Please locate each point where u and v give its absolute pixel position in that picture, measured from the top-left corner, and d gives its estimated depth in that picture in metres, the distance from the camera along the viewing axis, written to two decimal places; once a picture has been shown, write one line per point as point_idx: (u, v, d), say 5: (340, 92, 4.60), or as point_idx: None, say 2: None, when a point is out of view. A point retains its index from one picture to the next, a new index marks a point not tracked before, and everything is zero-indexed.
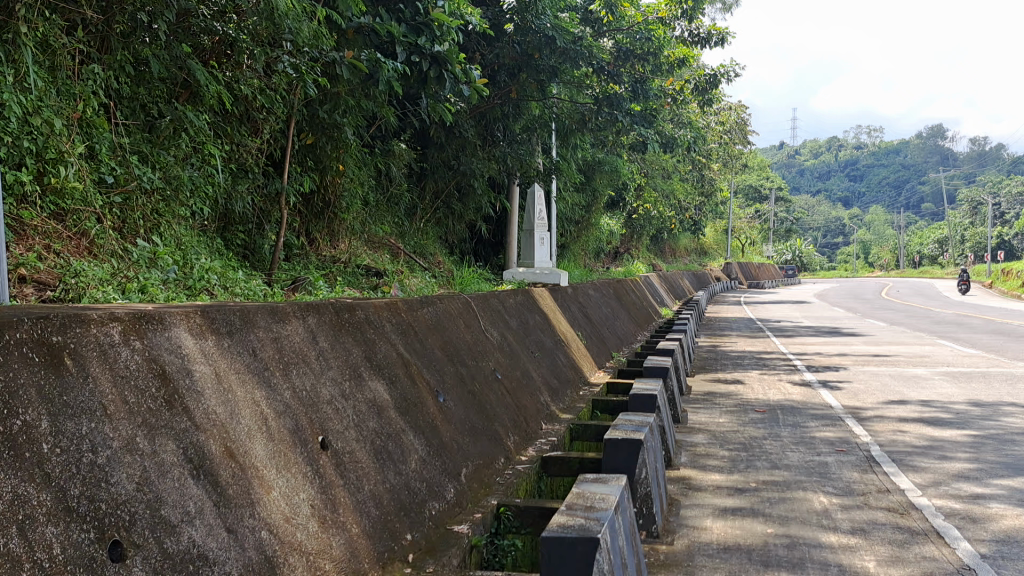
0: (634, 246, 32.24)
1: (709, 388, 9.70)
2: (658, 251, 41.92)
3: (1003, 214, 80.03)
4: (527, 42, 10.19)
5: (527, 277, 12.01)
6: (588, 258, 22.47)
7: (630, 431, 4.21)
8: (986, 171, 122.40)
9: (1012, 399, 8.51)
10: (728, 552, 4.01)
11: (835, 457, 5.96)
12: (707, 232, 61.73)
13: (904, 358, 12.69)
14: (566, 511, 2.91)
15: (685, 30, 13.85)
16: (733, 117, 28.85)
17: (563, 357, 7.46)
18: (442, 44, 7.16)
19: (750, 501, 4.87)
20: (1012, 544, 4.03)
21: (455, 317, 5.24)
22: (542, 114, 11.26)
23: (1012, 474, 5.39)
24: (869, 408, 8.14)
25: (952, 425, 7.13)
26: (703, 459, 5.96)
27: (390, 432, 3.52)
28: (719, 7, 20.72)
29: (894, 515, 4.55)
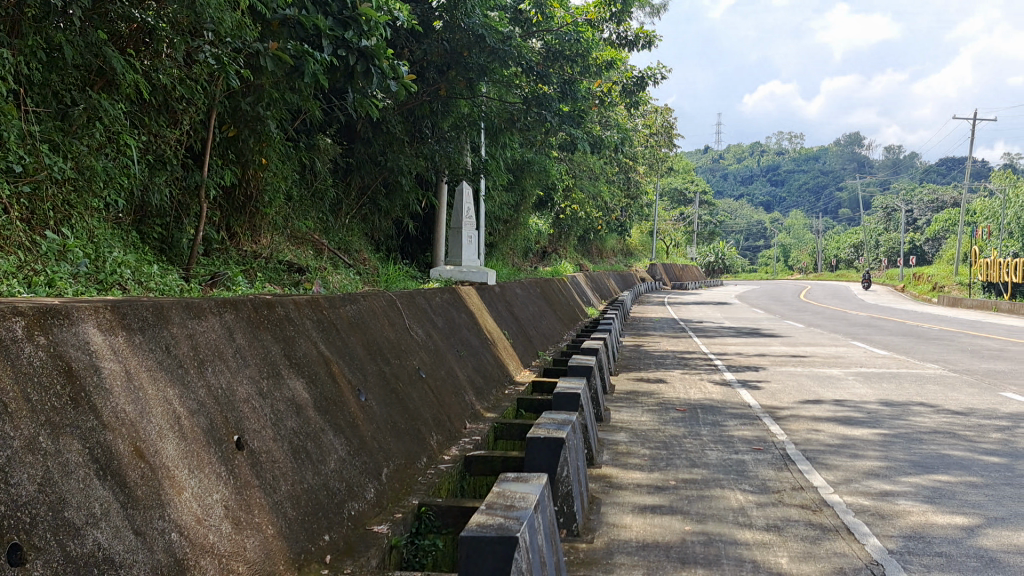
0: (561, 246, 32.44)
1: (632, 387, 9.80)
2: (585, 252, 42.26)
3: (915, 221, 82.96)
4: (456, 39, 10.15)
5: (454, 275, 11.96)
6: (516, 257, 22.53)
7: (553, 429, 4.23)
8: (901, 179, 126.72)
9: (920, 399, 8.82)
10: (647, 549, 4.06)
11: (751, 456, 6.08)
12: (633, 234, 62.55)
13: (819, 359, 13.06)
14: (486, 511, 2.90)
15: (614, 33, 14.00)
16: (659, 120, 29.26)
17: (489, 356, 7.44)
18: (370, 40, 7.00)
19: (668, 499, 4.93)
20: (917, 539, 4.17)
21: (378, 314, 5.17)
22: (471, 112, 11.17)
23: (919, 472, 5.58)
24: (785, 407, 8.34)
25: (864, 424, 7.35)
26: (624, 457, 6.02)
27: (309, 431, 3.46)
28: (648, 11, 20.97)
29: (806, 512, 4.66)
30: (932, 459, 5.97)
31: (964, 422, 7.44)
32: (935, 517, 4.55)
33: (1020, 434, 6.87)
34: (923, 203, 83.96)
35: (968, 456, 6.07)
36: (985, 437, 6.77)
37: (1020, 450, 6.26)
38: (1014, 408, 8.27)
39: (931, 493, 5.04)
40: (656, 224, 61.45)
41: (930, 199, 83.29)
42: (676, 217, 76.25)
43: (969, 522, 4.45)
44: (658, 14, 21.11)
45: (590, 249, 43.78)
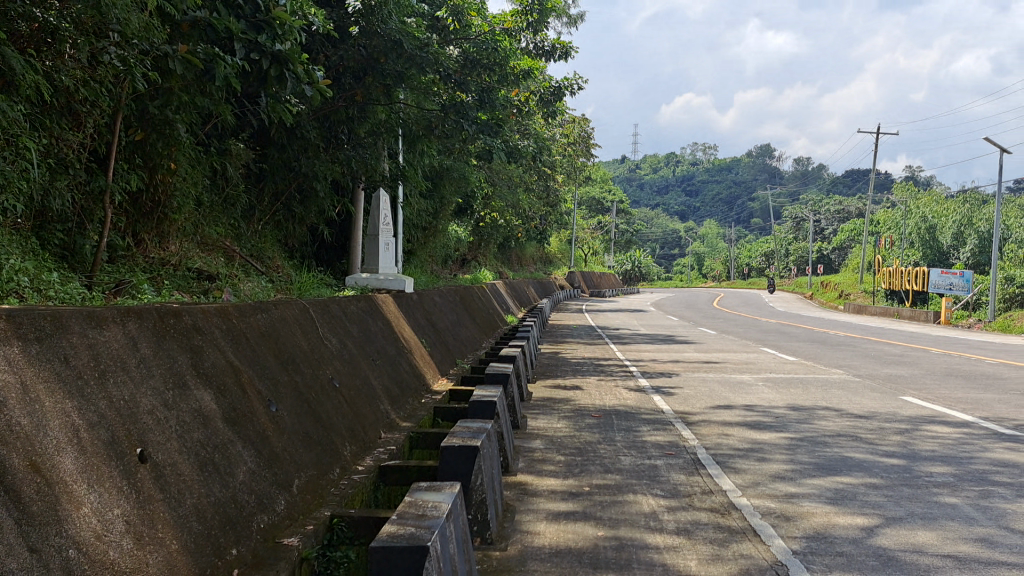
0: (481, 254, 32.52)
1: (548, 394, 9.88)
2: (504, 259, 42.46)
3: (823, 231, 85.76)
4: (372, 46, 10.02)
5: (370, 283, 11.82)
6: (435, 264, 22.50)
7: (467, 438, 4.24)
8: (809, 191, 130.90)
9: (825, 404, 9.11)
10: (559, 555, 4.09)
11: (664, 461, 6.20)
12: (551, 243, 63.07)
13: (731, 365, 13.38)
14: (397, 520, 2.89)
15: (530, 43, 14.14)
16: (576, 131, 29.59)
17: (406, 365, 7.41)
18: (284, 44, 6.90)
19: (582, 505, 4.99)
20: (819, 540, 4.31)
21: (291, 322, 5.09)
22: (389, 119, 10.91)
23: (823, 474, 5.76)
24: (697, 413, 8.52)
25: (772, 428, 7.56)
26: (540, 464, 6.05)
27: (217, 443, 3.39)
28: (565, 21, 21.22)
29: (715, 515, 4.77)
30: (835, 461, 6.18)
31: (866, 425, 7.72)
32: (837, 518, 4.71)
33: (918, 437, 7.17)
34: (830, 214, 86.86)
35: (869, 458, 6.30)
36: (885, 439, 7.03)
37: (918, 452, 6.53)
38: (913, 411, 8.62)
39: (834, 494, 5.22)
40: (574, 232, 62.13)
41: (836, 209, 86.27)
42: (594, 225, 77.29)
43: (869, 523, 4.62)
44: (574, 24, 21.35)
45: (510, 257, 43.99)
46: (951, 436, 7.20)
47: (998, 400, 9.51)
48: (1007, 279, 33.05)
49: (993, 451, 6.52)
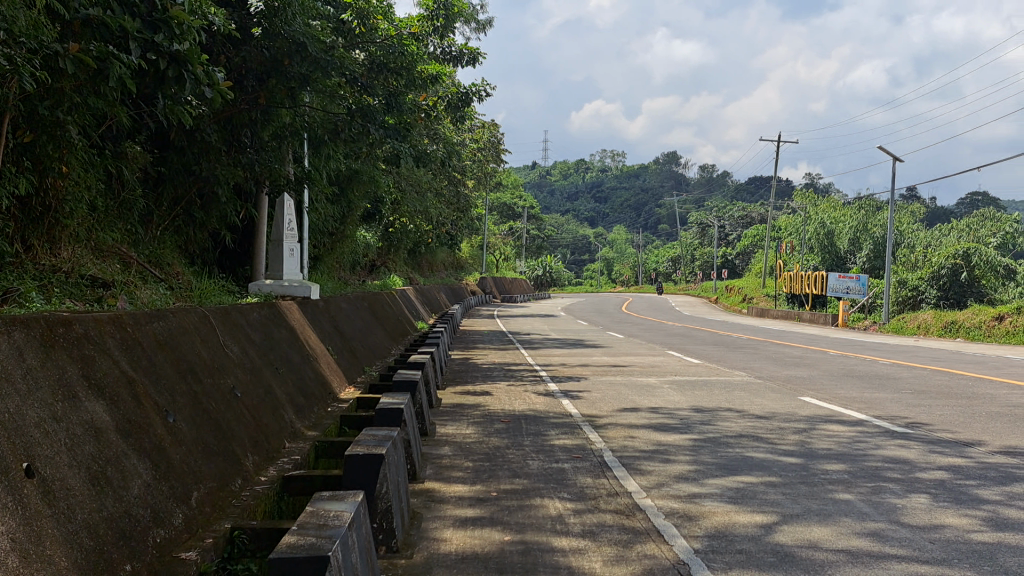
0: (390, 260, 32.29)
1: (457, 400, 9.86)
2: (414, 265, 42.19)
3: (727, 237, 88.02)
4: (276, 48, 9.86)
5: (274, 289, 11.57)
6: (342, 269, 22.20)
7: (371, 446, 4.20)
8: (714, 197, 134.18)
9: (727, 405, 9.35)
10: (465, 562, 4.08)
11: (571, 464, 6.25)
12: (463, 248, 63.00)
13: (637, 368, 13.60)
14: (297, 531, 2.85)
15: (437, 48, 14.17)
16: (486, 136, 29.66)
17: (311, 373, 7.29)
18: (182, 44, 6.73)
19: (489, 510, 4.99)
20: (720, 538, 4.41)
21: (190, 330, 4.94)
22: (293, 122, 10.72)
23: (724, 474, 5.90)
24: (604, 415, 8.64)
25: (676, 430, 7.72)
26: (448, 471, 6.03)
27: (110, 457, 3.26)
28: (474, 26, 21.27)
29: (620, 517, 4.83)
30: (736, 461, 6.34)
31: (766, 425, 7.96)
32: (737, 517, 4.82)
33: (815, 435, 7.41)
34: (734, 220, 89.22)
35: (769, 457, 6.47)
36: (783, 438, 7.25)
37: (814, 451, 6.75)
38: (810, 411, 8.91)
39: (734, 493, 5.34)
40: (485, 237, 62.22)
41: (739, 216, 88.67)
42: (504, 231, 77.67)
43: (767, 520, 4.75)
44: (482, 30, 21.38)
45: (420, 263, 43.79)
46: (846, 434, 7.46)
47: (889, 399, 9.91)
48: (899, 282, 34.50)
49: (884, 448, 6.79)
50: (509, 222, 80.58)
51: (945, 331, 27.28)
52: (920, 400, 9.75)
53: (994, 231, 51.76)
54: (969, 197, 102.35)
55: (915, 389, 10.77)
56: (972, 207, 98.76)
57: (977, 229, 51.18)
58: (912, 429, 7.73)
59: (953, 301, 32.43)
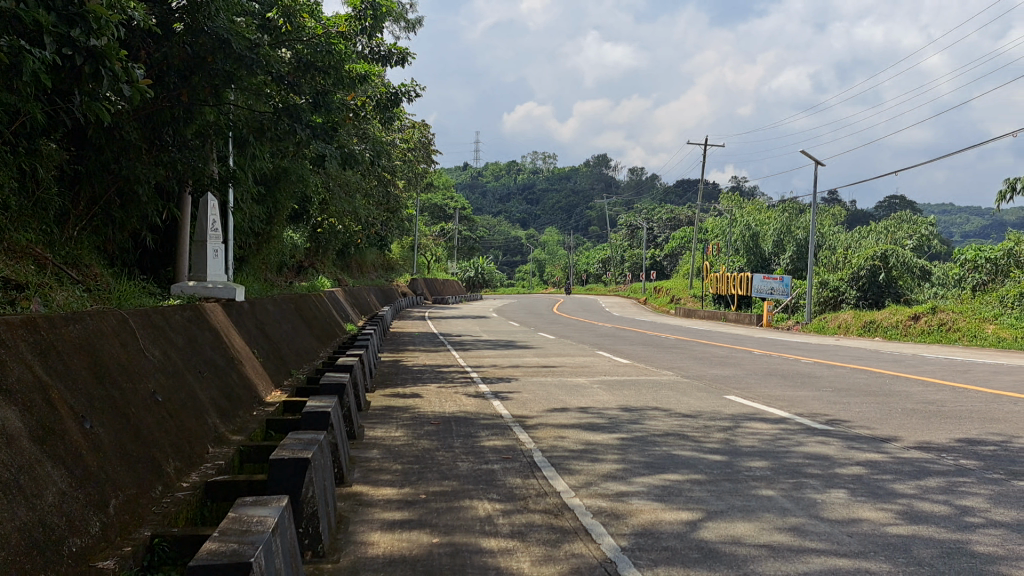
0: (319, 260, 31.92)
1: (387, 402, 9.79)
2: (343, 266, 41.75)
3: (655, 239, 89.24)
4: (199, 44, 9.66)
5: (198, 291, 11.31)
6: (269, 270, 21.85)
7: (297, 449, 4.16)
8: (644, 200, 135.93)
9: (655, 404, 9.49)
10: (393, 565, 4.05)
11: (500, 465, 6.26)
12: (393, 249, 62.60)
13: (567, 369, 13.70)
14: (219, 537, 2.81)
15: (366, 47, 14.05)
16: (417, 136, 29.53)
17: (235, 377, 7.16)
18: (100, 40, 6.53)
19: (417, 512, 4.97)
20: (647, 536, 4.47)
21: (109, 333, 4.80)
22: (216, 120, 10.53)
23: (651, 472, 5.99)
24: (534, 416, 8.68)
25: (605, 429, 7.80)
26: (376, 474, 5.98)
27: (22, 464, 3.15)
28: (403, 26, 21.15)
29: (549, 516, 4.85)
30: (663, 459, 6.43)
31: (692, 424, 8.09)
32: (663, 515, 4.89)
33: (739, 433, 7.56)
34: (662, 222, 90.49)
35: (694, 455, 6.58)
36: (708, 437, 7.38)
37: (738, 448, 6.88)
38: (735, 409, 9.09)
39: (661, 491, 5.42)
40: (415, 238, 61.96)
41: (668, 218, 90.01)
42: (434, 232, 77.49)
43: (693, 517, 4.83)
44: (412, 29, 21.29)
45: (349, 264, 43.43)
46: (769, 432, 7.64)
47: (811, 397, 10.17)
48: (821, 283, 35.43)
49: (805, 445, 6.97)
50: (440, 223, 80.34)
51: (865, 331, 28.07)
52: (839, 398, 10.03)
53: (910, 234, 53.46)
54: (887, 201, 105.69)
55: (835, 388, 11.06)
56: (890, 210, 102.10)
57: (894, 231, 52.82)
58: (832, 426, 7.94)
59: (872, 302, 33.42)
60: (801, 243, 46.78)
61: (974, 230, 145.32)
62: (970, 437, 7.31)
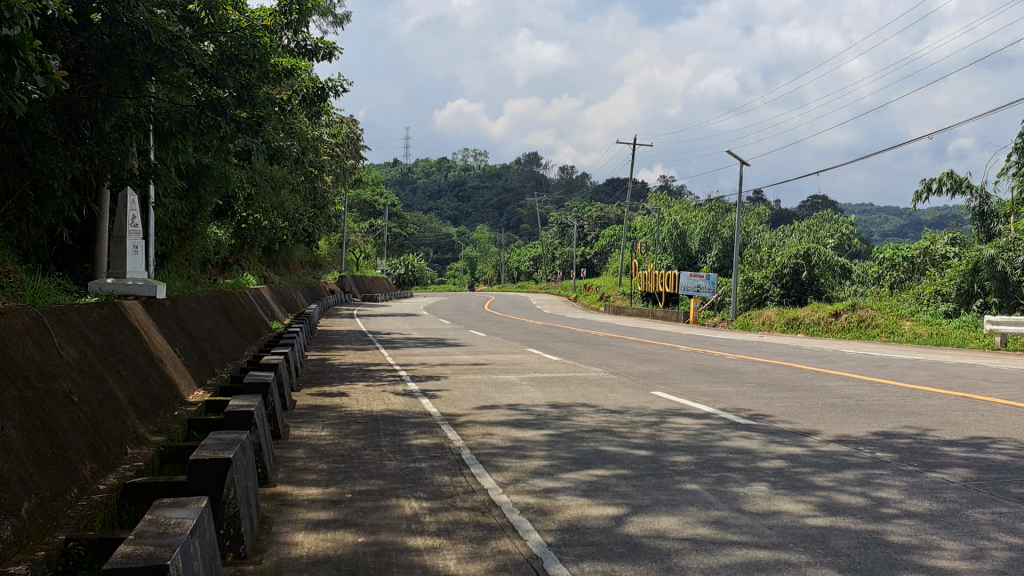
0: (244, 257, 31.34)
1: (313, 401, 9.67)
2: (269, 264, 41.05)
3: (586, 237, 89.89)
4: (118, 35, 9.39)
5: (117, 289, 10.98)
6: (192, 267, 21.37)
7: (218, 449, 4.08)
8: (574, 198, 136.88)
9: (583, 401, 9.56)
10: (317, 565, 4.00)
11: (428, 463, 6.24)
12: (321, 246, 61.76)
13: (497, 366, 13.73)
14: (133, 540, 2.74)
15: (292, 41, 13.86)
16: (345, 131, 29.25)
17: (156, 376, 7.00)
18: (13, 28, 6.32)
19: (343, 512, 4.92)
20: (573, 531, 4.50)
21: (21, 331, 4.63)
22: (136, 112, 10.26)
23: (578, 468, 6.04)
24: (463, 413, 8.68)
25: (533, 426, 7.84)
26: (301, 474, 5.91)
27: None
28: (331, 20, 20.92)
29: (475, 514, 4.86)
30: (590, 455, 6.49)
31: (619, 419, 8.19)
32: (590, 510, 4.94)
33: (665, 428, 7.68)
34: (592, 220, 91.26)
35: (621, 451, 6.66)
36: (635, 432, 7.48)
37: (663, 443, 6.98)
38: (661, 405, 9.23)
39: (587, 487, 5.47)
40: (344, 236, 61.25)
41: (598, 216, 90.79)
42: (364, 230, 76.79)
43: (618, 512, 4.88)
44: (339, 25, 21.08)
45: (276, 261, 42.77)
46: (694, 427, 7.78)
47: (735, 392, 10.38)
48: (746, 281, 36.18)
49: (729, 439, 7.11)
50: (370, 219, 79.65)
51: (787, 327, 28.76)
52: (762, 393, 10.26)
53: (830, 234, 54.97)
54: (809, 200, 108.42)
55: (758, 383, 11.30)
56: (812, 210, 104.75)
57: (816, 231, 54.25)
58: (755, 421, 8.12)
59: (795, 299, 34.28)
60: (727, 242, 47.64)
61: (891, 229, 150.21)
62: (886, 430, 7.55)
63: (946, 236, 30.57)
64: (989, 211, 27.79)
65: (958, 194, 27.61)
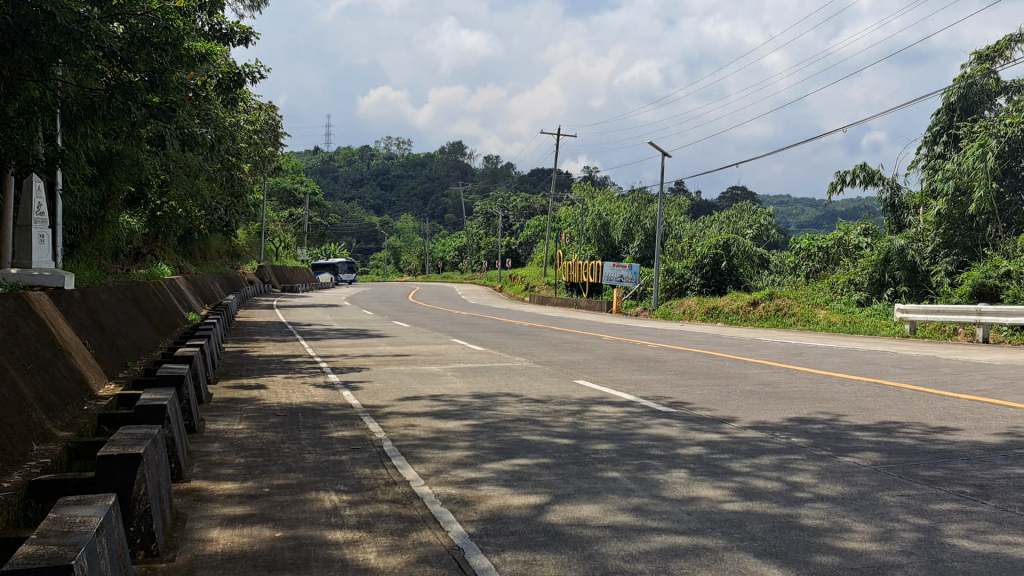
0: (157, 246, 30.45)
1: (230, 394, 9.46)
2: (185, 253, 40.01)
3: (510, 226, 89.98)
4: (21, 15, 8.96)
5: (21, 279, 10.56)
6: (103, 256, 20.67)
7: (128, 445, 3.97)
8: (499, 188, 136.90)
9: (506, 390, 9.58)
10: (232, 562, 3.91)
11: (348, 456, 6.16)
12: (239, 234, 60.34)
13: (420, 357, 13.66)
14: (35, 540, 2.62)
15: (205, 24, 13.50)
16: (263, 117, 28.68)
17: (64, 371, 6.75)
18: None
19: (260, 506, 4.83)
20: (495, 521, 4.50)
21: None
22: (41, 95, 9.85)
23: (500, 458, 6.04)
24: (384, 405, 8.60)
25: (456, 416, 7.81)
26: (216, 468, 5.77)
27: None
28: (248, 4, 20.46)
29: (396, 506, 4.82)
30: (512, 444, 6.49)
31: (543, 409, 8.22)
32: (511, 499, 4.94)
33: (587, 417, 7.74)
34: (517, 210, 91.45)
35: (543, 440, 6.69)
36: (557, 421, 7.52)
37: (585, 431, 7.03)
38: (583, 393, 9.31)
39: (510, 476, 5.47)
40: (262, 224, 59.94)
41: (523, 207, 90.98)
42: (284, 218, 75.45)
43: (540, 501, 4.90)
44: (256, 8, 20.59)
45: (192, 250, 41.69)
46: (615, 415, 7.87)
47: (656, 380, 10.54)
48: (666, 271, 36.80)
49: (650, 427, 7.20)
50: (290, 208, 78.29)
51: (707, 316, 29.31)
52: (682, 381, 10.43)
53: (748, 225, 56.23)
54: (729, 191, 110.53)
55: (678, 371, 11.50)
56: (732, 201, 106.88)
57: (736, 224, 55.51)
58: (675, 408, 8.25)
59: (715, 288, 34.95)
60: (649, 232, 48.28)
61: (806, 221, 154.39)
62: (801, 415, 7.76)
63: (859, 227, 31.50)
64: (899, 203, 28.76)
65: (870, 186, 28.51)
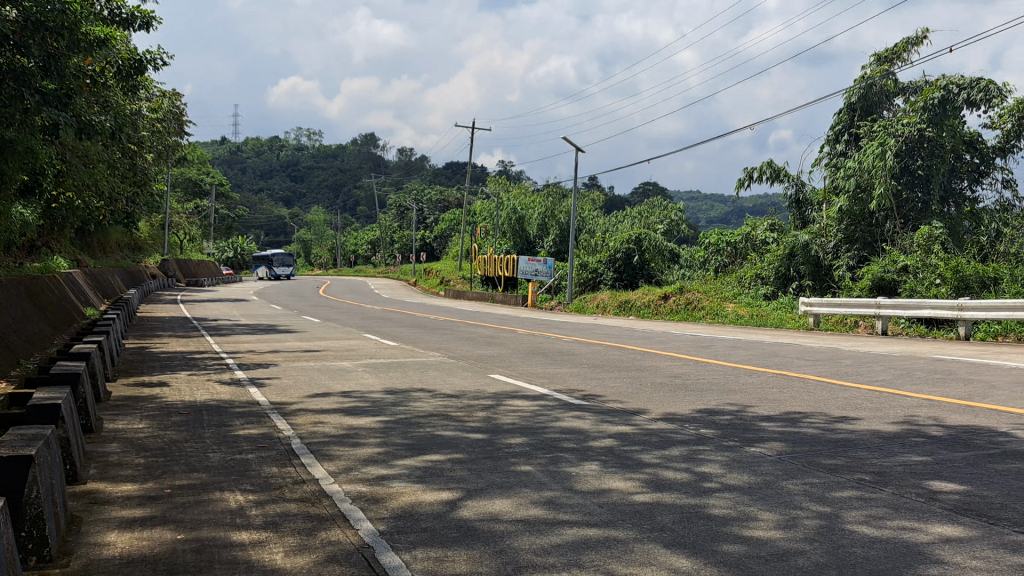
0: (53, 238, 29.21)
1: (131, 392, 9.13)
2: (83, 245, 38.49)
3: (424, 220, 89.45)
4: None
5: None
6: None
7: (19, 447, 3.80)
8: (412, 182, 135.99)
9: (419, 385, 9.51)
10: (130, 565, 3.76)
11: (254, 454, 6.00)
12: (142, 226, 58.33)
13: (331, 352, 13.47)
14: None
15: (104, 7, 12.98)
16: (167, 104, 27.78)
17: None
18: None
19: (160, 508, 4.66)
20: (406, 518, 4.44)
21: None
22: None
23: (412, 454, 5.98)
24: (293, 402, 8.43)
25: (367, 412, 7.71)
26: (114, 469, 5.55)
27: None
28: None
29: (304, 504, 4.72)
30: (424, 440, 6.43)
31: (455, 403, 8.18)
32: (423, 496, 4.89)
33: (500, 411, 7.73)
34: (431, 204, 91.02)
35: (455, 435, 6.65)
36: (470, 416, 7.48)
37: (498, 426, 7.02)
38: (497, 388, 9.30)
39: (422, 473, 5.41)
40: (166, 216, 58.05)
41: (437, 200, 90.59)
42: (190, 209, 73.34)
43: (451, 497, 4.86)
44: None
45: (91, 243, 40.18)
46: (528, 408, 7.88)
47: (568, 373, 10.61)
48: (580, 265, 37.23)
49: (562, 420, 7.23)
50: (196, 200, 76.16)
51: (619, 310, 29.70)
52: (594, 374, 10.52)
53: (659, 220, 57.23)
54: (641, 187, 112.29)
55: (591, 364, 11.61)
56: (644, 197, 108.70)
57: (647, 219, 56.47)
58: (587, 401, 8.31)
59: (627, 282, 35.59)
60: (563, 227, 48.70)
61: (715, 217, 158.17)
62: (710, 407, 7.91)
63: (765, 223, 32.38)
64: (804, 199, 29.65)
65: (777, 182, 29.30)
